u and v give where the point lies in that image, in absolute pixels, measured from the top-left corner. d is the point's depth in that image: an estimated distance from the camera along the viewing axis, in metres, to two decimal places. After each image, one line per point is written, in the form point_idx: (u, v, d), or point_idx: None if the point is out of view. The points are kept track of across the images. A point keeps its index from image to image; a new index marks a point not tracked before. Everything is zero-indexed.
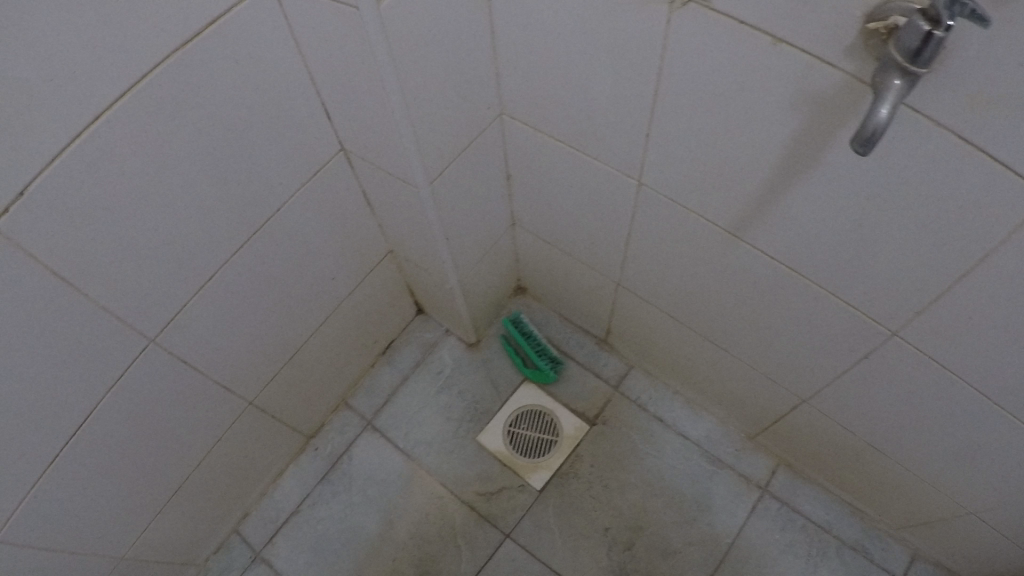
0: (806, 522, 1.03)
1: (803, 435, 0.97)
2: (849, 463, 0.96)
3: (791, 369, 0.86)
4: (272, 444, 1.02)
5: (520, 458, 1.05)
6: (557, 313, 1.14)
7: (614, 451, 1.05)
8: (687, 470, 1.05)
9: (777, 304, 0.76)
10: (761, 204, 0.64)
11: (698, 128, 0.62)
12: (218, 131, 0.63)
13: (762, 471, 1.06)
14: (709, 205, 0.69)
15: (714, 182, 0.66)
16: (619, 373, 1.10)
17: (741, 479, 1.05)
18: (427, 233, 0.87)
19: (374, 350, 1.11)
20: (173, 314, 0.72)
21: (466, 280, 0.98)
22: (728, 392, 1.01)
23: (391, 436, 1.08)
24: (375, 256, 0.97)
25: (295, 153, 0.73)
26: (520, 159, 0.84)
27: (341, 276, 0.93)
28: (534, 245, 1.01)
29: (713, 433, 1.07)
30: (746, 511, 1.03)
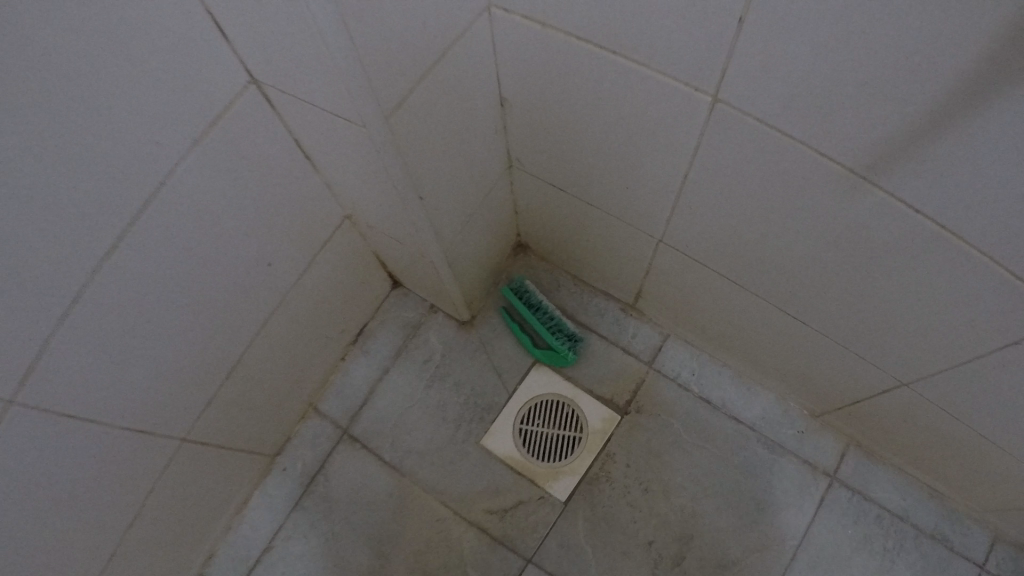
0: (881, 511, 0.84)
1: (891, 418, 0.76)
2: (944, 449, 0.75)
3: (895, 346, 0.64)
4: (224, 474, 0.82)
5: (538, 463, 0.84)
6: (570, 274, 0.89)
7: (653, 446, 0.84)
8: (740, 461, 0.85)
9: (898, 271, 0.53)
10: (919, 130, 0.40)
11: (832, 7, 0.36)
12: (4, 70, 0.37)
13: (829, 453, 0.86)
14: (828, 134, 0.45)
15: (843, 102, 0.41)
16: (652, 347, 0.87)
17: (805, 466, 0.85)
18: (387, 196, 0.62)
19: (343, 341, 0.87)
20: (29, 359, 0.49)
21: (452, 252, 0.73)
22: (800, 367, 0.78)
23: (373, 448, 0.87)
24: (327, 226, 0.72)
25: (169, 96, 0.47)
26: (519, 77, 0.57)
27: (280, 259, 0.68)
28: (536, 196, 0.75)
29: (770, 413, 0.86)
30: (814, 506, 0.84)
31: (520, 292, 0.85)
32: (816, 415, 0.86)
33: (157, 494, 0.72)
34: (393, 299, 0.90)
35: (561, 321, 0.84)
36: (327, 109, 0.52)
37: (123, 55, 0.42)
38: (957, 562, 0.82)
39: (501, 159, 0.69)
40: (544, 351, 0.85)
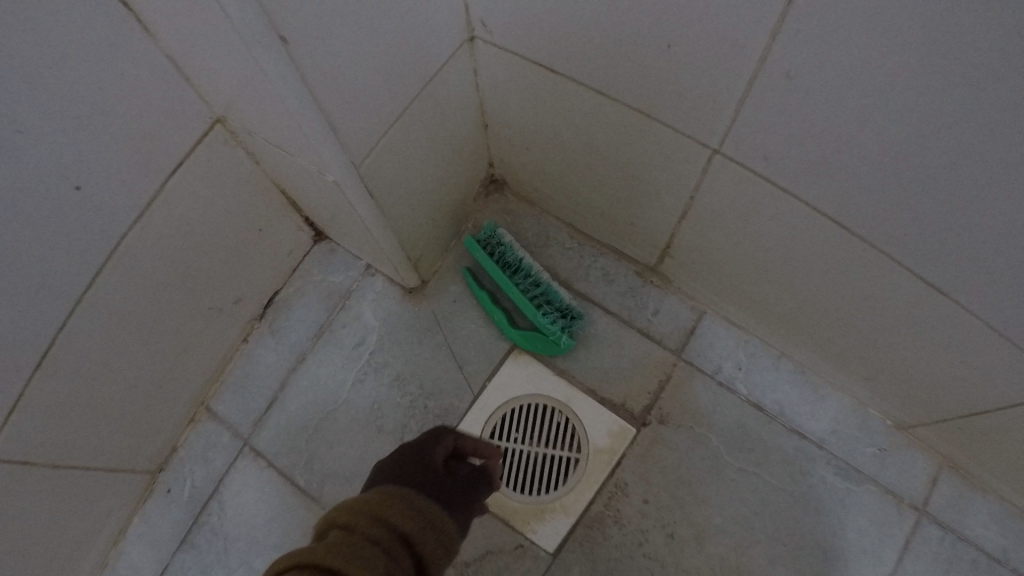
0: (982, 559, 0.57)
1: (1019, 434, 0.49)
2: None
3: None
4: (72, 512, 0.56)
5: (515, 496, 0.58)
6: (564, 223, 0.62)
7: (679, 471, 0.59)
8: (800, 492, 0.59)
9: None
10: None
11: None
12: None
13: (917, 478, 0.59)
14: None
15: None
16: (680, 329, 0.61)
17: (886, 498, 0.59)
18: (246, 70, 0.34)
19: (239, 315, 0.61)
20: None
21: (389, 187, 0.46)
22: (910, 370, 0.51)
23: (284, 468, 0.62)
24: (178, 135, 0.45)
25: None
26: None
27: (88, 187, 0.41)
28: (512, 98, 0.47)
29: (844, 425, 0.60)
30: (895, 551, 0.58)
31: (491, 247, 0.59)
32: (904, 426, 0.59)
33: None
34: (316, 256, 0.64)
35: (549, 288, 0.58)
36: None
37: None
38: None
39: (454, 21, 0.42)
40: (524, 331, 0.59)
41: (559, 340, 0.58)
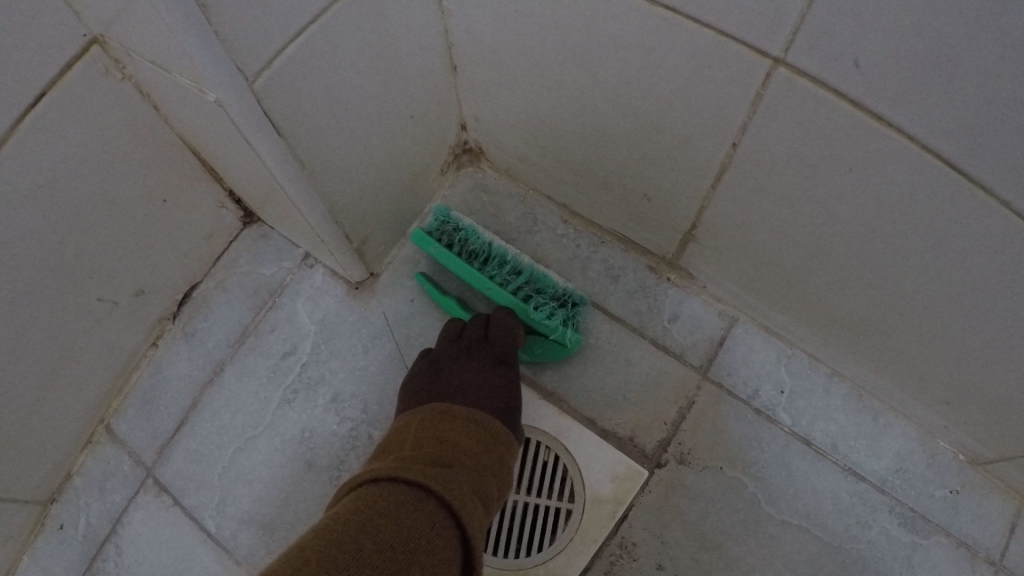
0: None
1: None
2: None
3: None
4: None
5: (488, 558, 0.45)
6: (556, 202, 0.49)
7: (700, 521, 0.45)
8: (859, 549, 0.45)
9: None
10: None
11: None
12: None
13: (1000, 528, 0.46)
14: None
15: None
16: (701, 337, 0.48)
17: (960, 554, 0.45)
18: None
19: (144, 312, 0.48)
20: None
21: (309, 126, 0.33)
22: (1021, 398, 0.37)
23: (197, 507, 0.48)
24: (38, 60, 0.31)
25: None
26: None
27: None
28: (487, 11, 0.34)
29: (912, 463, 0.46)
30: None
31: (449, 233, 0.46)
32: (985, 464, 0.45)
33: None
34: (246, 240, 0.51)
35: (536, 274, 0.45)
36: None
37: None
38: None
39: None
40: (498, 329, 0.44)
41: (562, 337, 0.45)
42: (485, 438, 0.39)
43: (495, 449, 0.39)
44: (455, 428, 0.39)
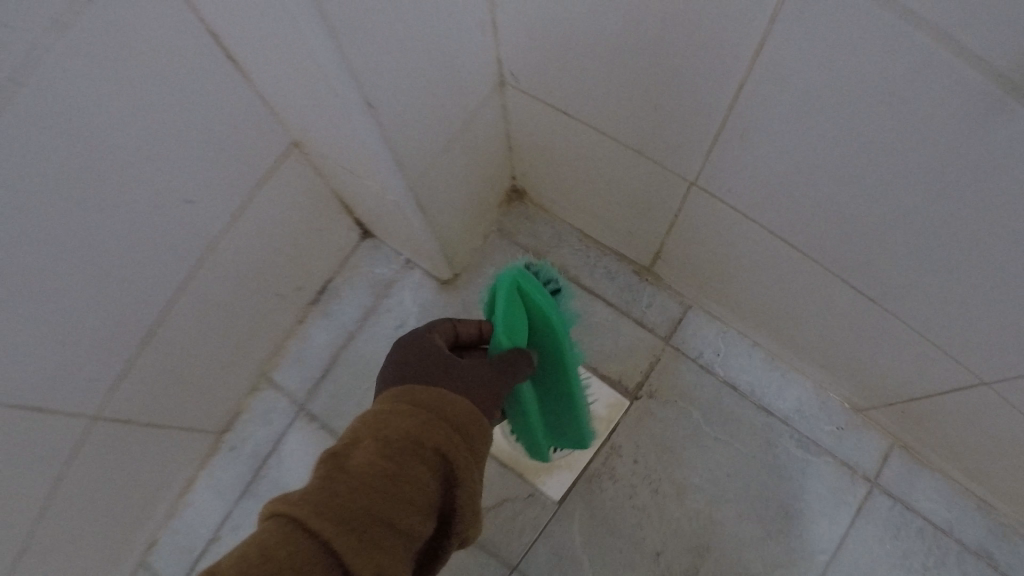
0: (924, 525, 0.68)
1: (950, 422, 0.61)
2: (1002, 456, 0.60)
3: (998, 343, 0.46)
4: (159, 457, 0.67)
5: (528, 454, 0.70)
6: (575, 227, 0.73)
7: (664, 437, 0.70)
8: (768, 458, 0.70)
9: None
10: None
11: None
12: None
13: (865, 450, 0.70)
14: None
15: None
16: (670, 319, 0.72)
17: (840, 467, 0.70)
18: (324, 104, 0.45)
19: (299, 298, 0.73)
20: None
21: (431, 200, 0.57)
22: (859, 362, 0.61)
23: (335, 427, 0.74)
24: (264, 157, 0.56)
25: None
26: None
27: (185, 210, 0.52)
28: (537, 129, 0.58)
29: (807, 405, 0.70)
30: (850, 515, 0.69)
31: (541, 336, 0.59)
32: (859, 409, 0.69)
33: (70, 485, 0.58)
34: (362, 252, 0.75)
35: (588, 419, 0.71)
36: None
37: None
38: None
39: (492, 69, 0.52)
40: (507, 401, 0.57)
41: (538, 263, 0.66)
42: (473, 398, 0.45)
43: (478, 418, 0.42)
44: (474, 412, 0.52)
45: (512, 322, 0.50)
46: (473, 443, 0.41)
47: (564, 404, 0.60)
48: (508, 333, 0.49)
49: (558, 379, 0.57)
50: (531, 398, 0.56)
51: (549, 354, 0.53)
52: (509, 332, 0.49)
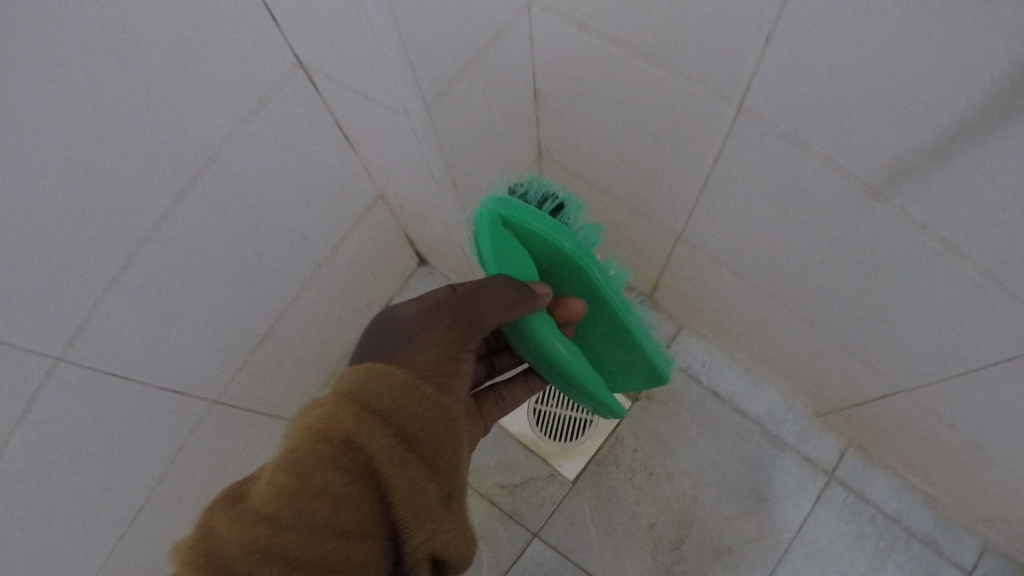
0: (876, 513, 0.84)
1: (887, 424, 0.77)
2: (928, 451, 0.76)
3: (911, 353, 0.64)
4: (253, 434, 0.86)
5: (549, 442, 0.88)
6: None
7: (659, 430, 0.88)
8: (744, 452, 0.87)
9: (915, 274, 0.54)
10: (950, 145, 0.41)
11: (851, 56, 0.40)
12: (39, 30, 0.37)
13: (825, 450, 0.86)
14: (851, 154, 0.47)
15: (881, 126, 0.42)
16: (665, 337, 0.89)
17: (804, 463, 0.86)
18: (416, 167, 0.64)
19: (367, 313, 0.91)
20: (81, 323, 0.52)
21: None
22: (811, 371, 0.79)
23: None
24: (358, 205, 0.75)
25: (224, 75, 0.49)
26: (552, 75, 0.58)
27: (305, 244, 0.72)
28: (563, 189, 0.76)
29: (777, 410, 0.87)
30: (811, 500, 0.85)
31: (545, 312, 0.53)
32: (819, 415, 0.86)
33: (195, 450, 0.76)
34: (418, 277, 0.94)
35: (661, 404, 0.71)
36: (368, 95, 0.55)
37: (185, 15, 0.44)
38: (935, 559, 0.83)
39: (530, 149, 0.70)
40: (524, 348, 0.53)
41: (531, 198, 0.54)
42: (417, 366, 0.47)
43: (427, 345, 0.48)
44: (482, 400, 0.68)
45: (512, 252, 0.51)
46: (404, 431, 0.43)
47: (622, 329, 0.57)
48: (514, 264, 0.51)
49: (598, 304, 0.56)
50: (560, 341, 0.52)
51: (572, 278, 0.54)
52: (505, 263, 0.50)
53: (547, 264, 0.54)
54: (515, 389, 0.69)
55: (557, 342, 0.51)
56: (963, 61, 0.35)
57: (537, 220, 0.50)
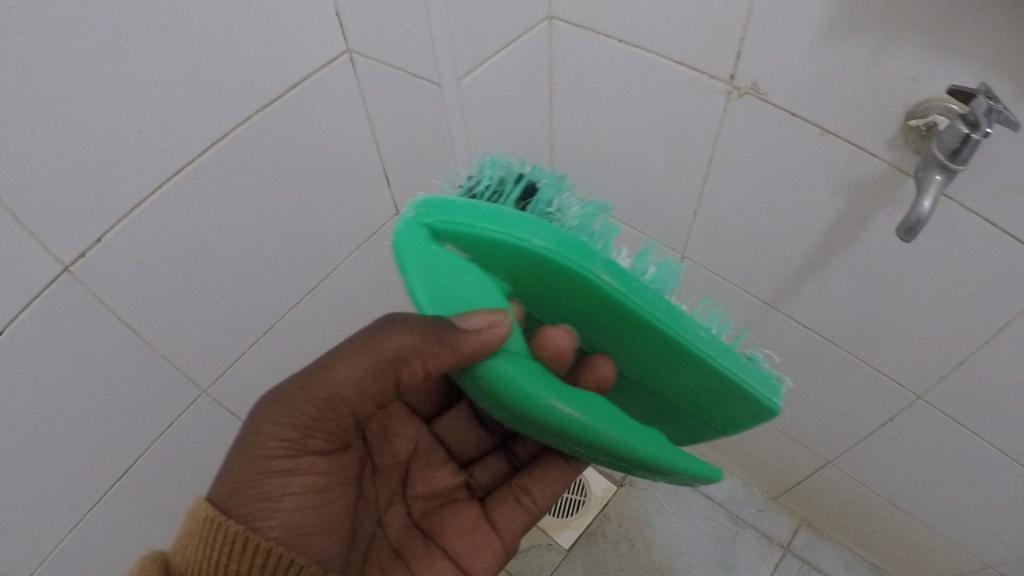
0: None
1: (823, 497, 0.99)
2: (857, 518, 0.98)
3: (826, 427, 0.88)
4: None
5: (551, 517, 1.08)
6: None
7: (639, 510, 1.10)
8: (713, 528, 1.08)
9: (808, 359, 0.81)
10: (807, 267, 0.70)
11: (731, 216, 0.72)
12: (269, 171, 0.67)
13: (780, 529, 1.07)
14: (748, 276, 0.77)
15: (763, 250, 0.72)
16: None
17: (763, 538, 1.07)
18: None
19: None
20: (225, 368, 0.76)
21: None
22: (757, 456, 1.03)
23: None
24: None
25: (354, 211, 0.82)
26: None
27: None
28: None
29: (737, 493, 1.10)
30: (770, 570, 1.04)
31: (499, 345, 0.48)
32: (773, 497, 1.08)
33: None
34: None
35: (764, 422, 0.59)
36: None
37: (341, 171, 0.76)
38: None
39: None
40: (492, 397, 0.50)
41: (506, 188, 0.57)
42: (235, 496, 0.51)
43: (254, 462, 0.51)
44: (501, 508, 0.68)
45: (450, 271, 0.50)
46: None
47: (652, 332, 0.51)
48: (456, 289, 0.50)
49: (612, 308, 0.51)
50: (526, 382, 0.47)
51: (566, 281, 0.50)
52: (444, 299, 0.50)
53: (524, 272, 0.50)
54: (541, 488, 0.68)
55: (517, 378, 0.48)
56: (789, 212, 0.66)
57: (484, 223, 0.47)
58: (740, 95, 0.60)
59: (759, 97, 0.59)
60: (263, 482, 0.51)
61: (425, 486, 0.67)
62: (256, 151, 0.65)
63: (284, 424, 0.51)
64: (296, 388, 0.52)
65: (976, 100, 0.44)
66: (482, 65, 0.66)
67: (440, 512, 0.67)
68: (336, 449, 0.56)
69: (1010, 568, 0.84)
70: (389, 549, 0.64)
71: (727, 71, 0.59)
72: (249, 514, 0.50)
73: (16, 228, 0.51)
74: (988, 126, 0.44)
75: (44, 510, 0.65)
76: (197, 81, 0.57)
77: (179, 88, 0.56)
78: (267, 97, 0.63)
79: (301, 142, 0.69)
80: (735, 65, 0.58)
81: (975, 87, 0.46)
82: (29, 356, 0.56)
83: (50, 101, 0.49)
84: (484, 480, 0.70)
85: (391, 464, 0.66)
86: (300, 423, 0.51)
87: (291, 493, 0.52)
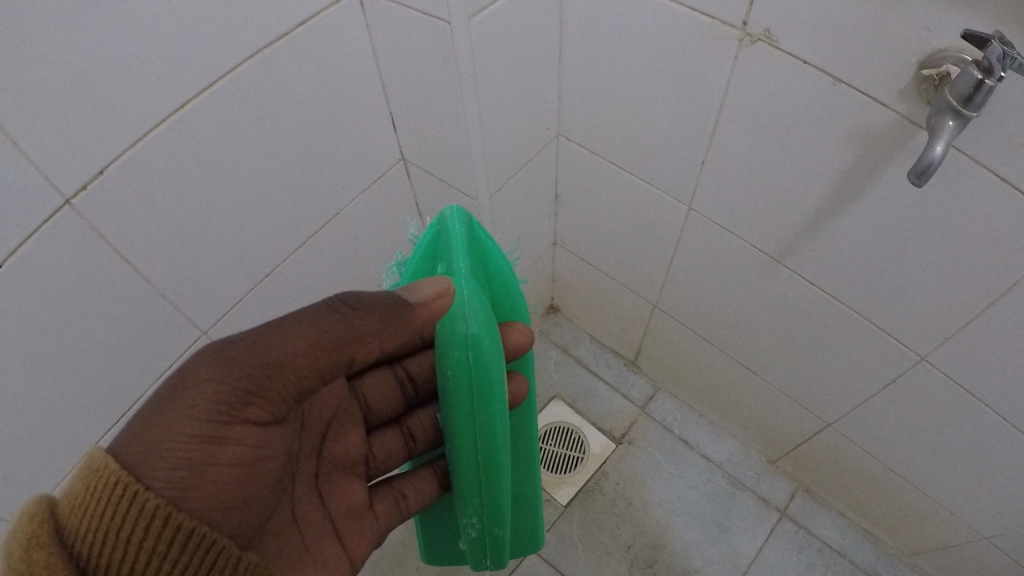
0: (823, 545, 1.04)
1: (822, 461, 1.00)
2: (856, 483, 0.98)
3: (827, 388, 0.88)
4: None
5: (549, 473, 1.12)
6: (585, 336, 1.25)
7: (635, 470, 1.12)
8: (710, 489, 1.09)
9: (808, 317, 0.81)
10: (813, 222, 0.69)
11: (739, 171, 0.71)
12: (273, 108, 0.67)
13: (776, 492, 1.08)
14: (753, 232, 0.77)
15: (769, 204, 0.72)
16: (646, 396, 1.19)
17: (759, 501, 1.08)
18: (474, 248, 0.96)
19: None
20: (227, 309, 0.77)
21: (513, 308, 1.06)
22: (757, 416, 1.04)
23: None
24: None
25: (358, 155, 0.81)
26: (573, 170, 0.92)
27: (376, 283, 1.00)
28: (580, 253, 1.07)
29: (735, 456, 1.12)
30: (765, 533, 1.05)
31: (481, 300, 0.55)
32: (771, 460, 1.09)
33: None
34: None
35: (535, 502, 0.80)
36: (445, 179, 0.87)
37: (345, 113, 0.76)
38: None
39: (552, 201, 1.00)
40: (459, 353, 0.54)
41: None
42: (150, 454, 0.48)
43: (174, 422, 0.50)
44: (380, 493, 0.71)
45: None
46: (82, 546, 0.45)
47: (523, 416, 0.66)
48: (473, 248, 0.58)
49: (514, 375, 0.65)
50: (496, 362, 0.54)
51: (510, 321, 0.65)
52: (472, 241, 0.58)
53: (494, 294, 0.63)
54: (417, 484, 0.71)
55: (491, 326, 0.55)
56: (795, 163, 0.65)
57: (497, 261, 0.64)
58: (752, 41, 0.59)
59: (771, 44, 0.58)
60: (201, 443, 0.51)
61: (337, 448, 0.68)
62: (262, 88, 0.65)
63: (219, 384, 0.51)
64: (245, 345, 0.52)
65: (989, 46, 0.42)
66: (493, 4, 0.65)
67: (336, 479, 0.68)
68: (269, 426, 0.57)
69: (1003, 537, 0.84)
70: (290, 513, 0.63)
71: (740, 17, 0.58)
72: (162, 482, 0.48)
73: (16, 157, 0.51)
74: (1002, 72, 0.43)
75: (50, 442, 0.66)
76: (201, 12, 0.56)
77: (183, 19, 0.55)
78: (277, 32, 0.63)
79: (306, 79, 0.69)
80: (748, 11, 0.57)
81: (991, 33, 0.44)
82: (30, 288, 0.56)
83: (52, 25, 0.48)
84: (381, 456, 0.72)
85: (316, 417, 0.65)
86: (235, 384, 0.52)
87: (218, 464, 0.52)
